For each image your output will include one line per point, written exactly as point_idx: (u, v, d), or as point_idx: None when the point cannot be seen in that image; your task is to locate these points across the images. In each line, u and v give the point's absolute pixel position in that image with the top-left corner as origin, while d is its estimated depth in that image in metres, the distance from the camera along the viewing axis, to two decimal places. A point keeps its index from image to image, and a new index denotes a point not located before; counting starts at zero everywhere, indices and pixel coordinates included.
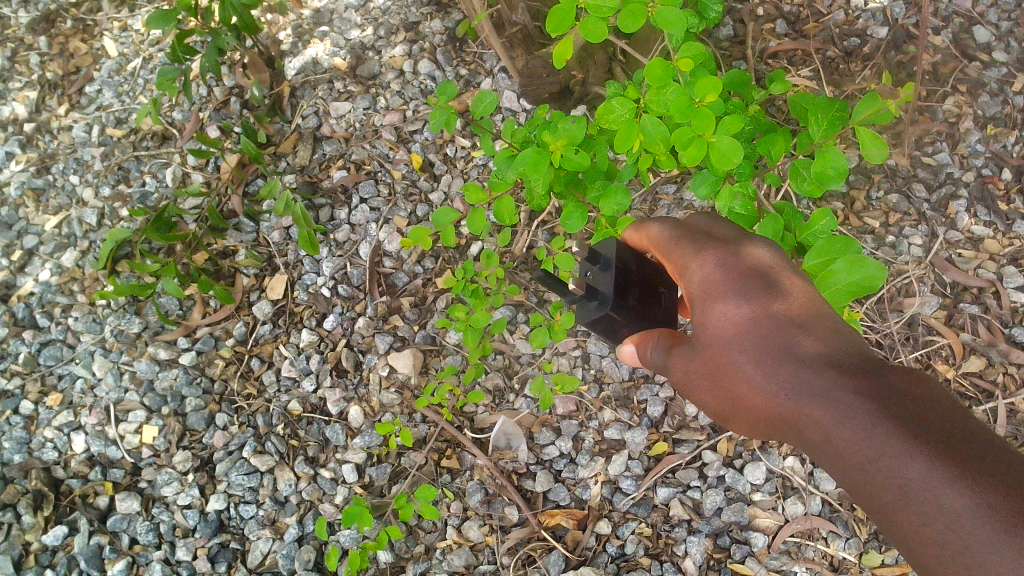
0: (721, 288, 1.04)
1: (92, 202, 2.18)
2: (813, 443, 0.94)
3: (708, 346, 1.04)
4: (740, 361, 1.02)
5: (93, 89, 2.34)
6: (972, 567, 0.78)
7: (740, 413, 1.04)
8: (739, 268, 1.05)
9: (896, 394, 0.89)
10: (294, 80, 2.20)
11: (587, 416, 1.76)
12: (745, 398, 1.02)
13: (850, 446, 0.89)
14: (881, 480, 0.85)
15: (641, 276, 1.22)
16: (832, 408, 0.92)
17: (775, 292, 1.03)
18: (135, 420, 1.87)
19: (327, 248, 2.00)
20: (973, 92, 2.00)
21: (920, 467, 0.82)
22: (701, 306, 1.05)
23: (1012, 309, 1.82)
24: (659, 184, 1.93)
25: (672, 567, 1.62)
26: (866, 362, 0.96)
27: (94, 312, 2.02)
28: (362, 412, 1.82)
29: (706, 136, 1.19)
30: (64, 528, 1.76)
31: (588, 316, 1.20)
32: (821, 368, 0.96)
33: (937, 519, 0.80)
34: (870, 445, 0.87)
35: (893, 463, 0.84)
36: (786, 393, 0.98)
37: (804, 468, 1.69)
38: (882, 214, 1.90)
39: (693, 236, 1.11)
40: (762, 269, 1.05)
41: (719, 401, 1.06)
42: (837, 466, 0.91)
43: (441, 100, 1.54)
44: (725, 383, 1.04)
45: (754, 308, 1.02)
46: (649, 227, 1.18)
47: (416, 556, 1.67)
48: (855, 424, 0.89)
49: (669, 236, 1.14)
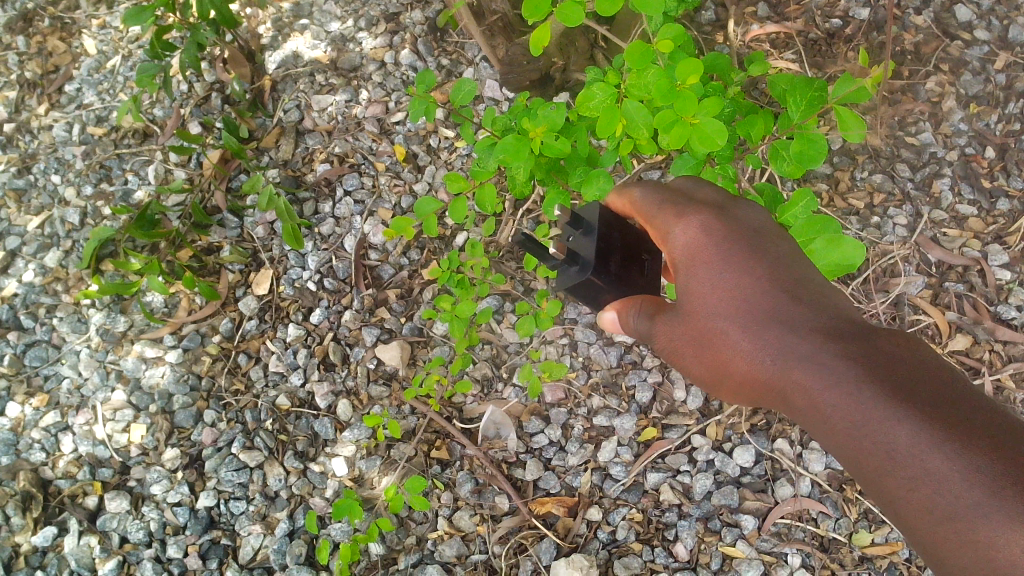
0: (706, 256, 1.05)
1: (74, 201, 2.16)
2: (798, 407, 0.95)
3: (694, 313, 1.05)
4: (727, 328, 1.02)
5: (73, 88, 2.32)
6: (961, 530, 0.79)
7: (726, 379, 1.05)
8: (725, 235, 1.06)
9: (884, 357, 0.90)
10: (274, 74, 2.19)
11: (576, 403, 1.76)
12: (732, 364, 1.03)
13: (836, 409, 0.90)
14: (867, 443, 0.86)
15: (623, 244, 1.22)
16: (819, 373, 0.92)
17: (762, 260, 1.04)
18: (122, 419, 1.86)
19: (312, 242, 1.99)
20: (956, 71, 2.00)
21: (906, 430, 0.83)
22: (685, 273, 1.06)
23: (997, 287, 1.83)
24: (644, 170, 1.94)
25: (663, 552, 1.62)
26: (854, 327, 0.96)
27: (79, 312, 2.01)
28: (351, 406, 1.81)
29: (689, 118, 1.18)
30: (54, 529, 1.76)
31: (568, 281, 1.21)
32: (807, 334, 0.97)
33: (925, 482, 0.81)
34: (856, 409, 0.88)
35: (879, 425, 0.85)
36: (772, 359, 0.99)
37: (792, 449, 1.69)
38: (867, 195, 1.90)
39: (677, 201, 1.11)
40: (747, 236, 1.06)
41: (705, 369, 1.06)
42: (822, 430, 0.92)
43: (419, 89, 1.52)
44: (711, 352, 1.04)
45: (739, 275, 1.03)
46: (630, 190, 1.17)
47: (407, 547, 1.67)
48: (841, 387, 0.90)
49: (652, 201, 1.13)
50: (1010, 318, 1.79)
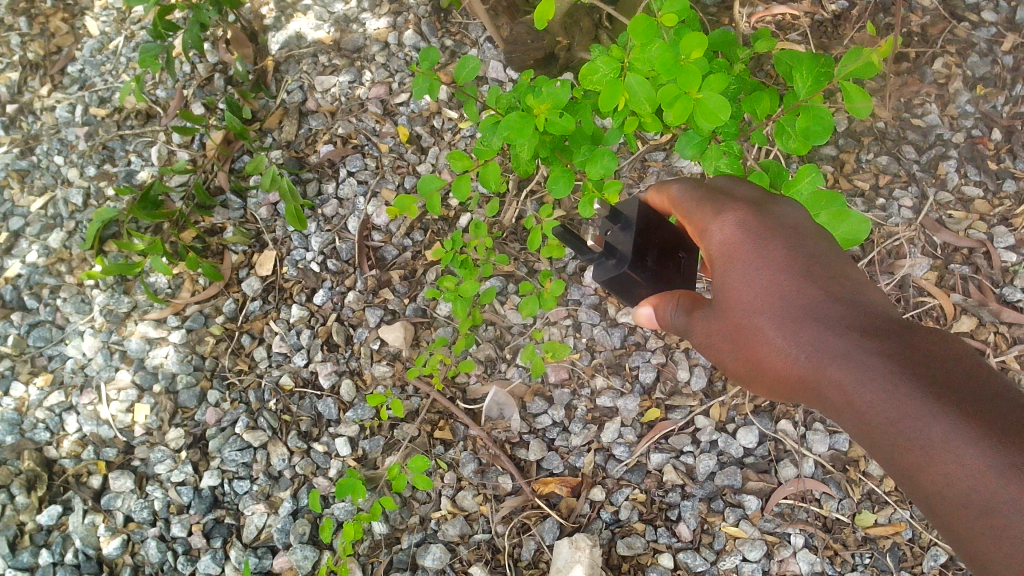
0: (743, 252, 1.05)
1: (77, 181, 2.16)
2: (832, 403, 0.95)
3: (728, 308, 1.05)
4: (761, 324, 1.02)
5: (76, 69, 2.31)
6: (998, 526, 0.80)
7: (758, 374, 1.05)
8: (761, 231, 1.06)
9: (921, 355, 0.90)
10: (277, 56, 2.17)
11: (579, 384, 1.76)
12: (765, 360, 1.02)
13: (872, 406, 0.90)
14: (904, 440, 0.87)
15: (660, 240, 1.25)
16: (855, 369, 0.93)
17: (797, 255, 1.04)
18: (126, 399, 1.86)
19: (315, 223, 1.99)
20: (962, 53, 1.98)
21: (946, 429, 0.84)
22: (721, 268, 1.07)
23: (1003, 269, 1.82)
24: (647, 152, 1.93)
25: (667, 532, 1.62)
26: (891, 324, 0.97)
27: (83, 293, 2.01)
28: (355, 386, 1.82)
29: (693, 93, 1.18)
30: (58, 507, 1.77)
31: (603, 274, 1.23)
32: (842, 330, 0.97)
33: (963, 478, 0.82)
34: (894, 407, 0.88)
35: (917, 423, 0.86)
36: (807, 356, 0.98)
37: (796, 431, 1.69)
38: (872, 176, 1.89)
39: (714, 197, 1.12)
40: (784, 232, 1.06)
41: (736, 363, 1.06)
42: (858, 427, 0.93)
43: (423, 66, 1.51)
44: (744, 346, 1.04)
45: (775, 272, 1.02)
46: (669, 186, 1.19)
47: (410, 527, 1.67)
48: (878, 384, 0.90)
49: (690, 199, 1.15)
50: (1015, 300, 1.78)
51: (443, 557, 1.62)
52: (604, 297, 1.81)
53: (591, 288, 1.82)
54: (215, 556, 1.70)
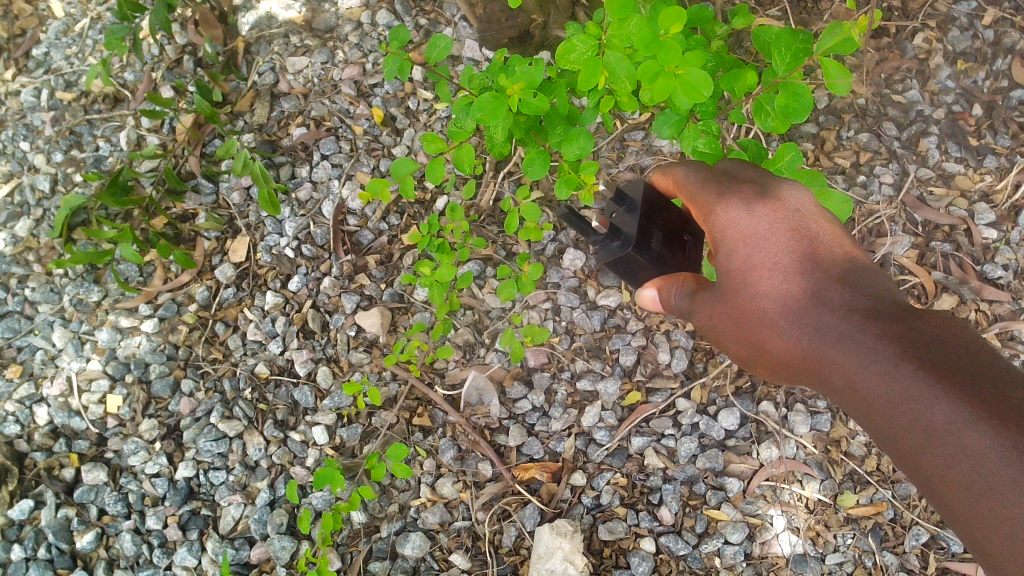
0: (744, 234, 1.05)
1: (43, 168, 2.10)
2: (835, 386, 0.96)
3: (731, 292, 1.07)
4: (764, 308, 1.04)
5: (40, 51, 2.24)
6: (997, 507, 0.80)
7: (765, 357, 1.07)
8: (764, 212, 1.05)
9: (922, 335, 0.90)
10: (248, 36, 2.12)
11: (559, 367, 1.73)
12: (770, 344, 1.04)
13: (872, 388, 0.91)
14: (908, 423, 0.87)
15: (667, 223, 1.29)
16: (857, 352, 0.93)
17: (800, 236, 1.04)
18: (97, 390, 1.82)
19: (289, 208, 1.95)
20: (944, 27, 1.95)
21: (947, 412, 0.84)
22: (723, 250, 1.07)
23: (984, 246, 1.80)
24: (626, 131, 1.90)
25: (648, 516, 1.62)
26: (893, 305, 0.97)
27: (52, 282, 1.96)
28: (331, 373, 1.78)
29: (672, 68, 1.14)
30: (30, 502, 1.74)
31: (609, 255, 1.26)
32: (844, 312, 0.97)
33: (967, 463, 0.82)
34: (894, 389, 0.89)
35: (918, 405, 0.86)
36: (810, 338, 1.00)
37: (777, 412, 1.68)
38: (853, 153, 1.87)
39: (717, 180, 1.11)
40: (786, 213, 1.05)
41: (742, 345, 1.09)
42: (861, 410, 0.94)
43: (393, 46, 1.48)
44: (749, 330, 1.06)
45: (776, 254, 1.04)
46: (673, 169, 1.19)
47: (390, 515, 1.65)
48: (879, 368, 0.91)
49: (695, 180, 1.14)
50: (995, 277, 1.77)
51: (423, 545, 1.61)
52: (583, 280, 1.79)
53: (571, 271, 1.79)
54: (191, 548, 1.68)
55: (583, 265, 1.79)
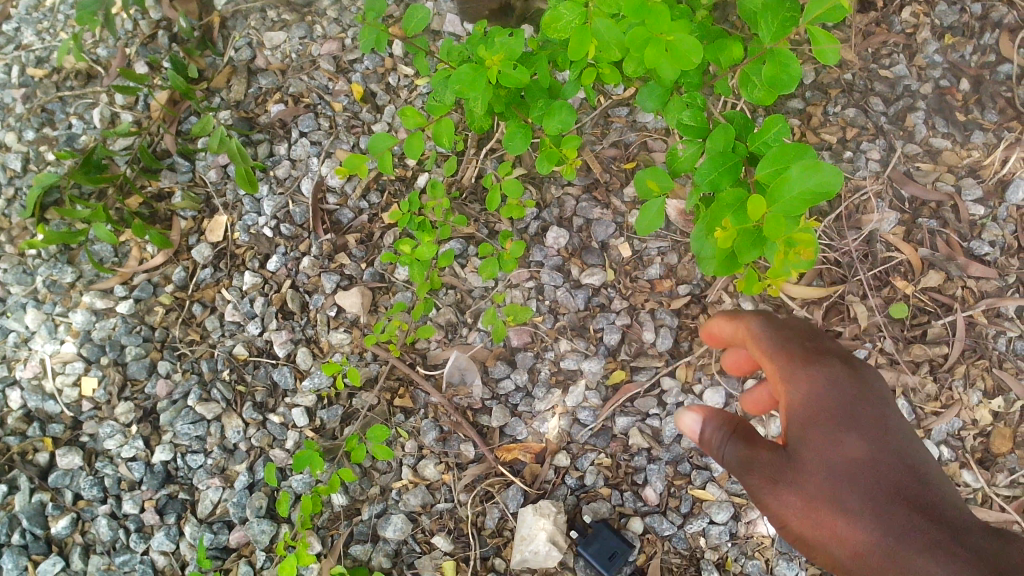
0: (824, 419, 1.08)
1: (14, 146, 2.05)
2: (875, 490, 1.04)
3: (793, 463, 1.07)
4: (817, 440, 1.07)
5: (10, 27, 2.18)
6: None
7: (787, 471, 1.07)
8: (850, 393, 1.11)
9: (949, 507, 1.05)
10: (224, 10, 2.06)
11: (543, 347, 1.71)
12: (808, 465, 1.06)
13: (925, 534, 1.01)
14: (953, 548, 1.00)
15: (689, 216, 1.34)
16: (888, 475, 1.05)
17: (869, 398, 1.12)
18: (72, 373, 1.78)
19: (267, 186, 1.91)
20: (931, 1, 1.93)
21: (985, 547, 1.01)
22: (798, 437, 1.08)
23: (971, 222, 1.78)
24: (610, 107, 1.87)
25: (633, 497, 1.60)
26: (913, 451, 1.09)
27: (25, 263, 1.91)
28: (311, 354, 1.76)
29: (662, 35, 1.10)
30: (3, 487, 1.69)
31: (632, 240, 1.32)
32: (890, 465, 1.06)
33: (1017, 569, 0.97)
34: (943, 536, 1.01)
35: (955, 535, 1.01)
36: (861, 462, 1.05)
37: (763, 390, 1.65)
38: (839, 129, 1.84)
39: (802, 351, 1.15)
40: (862, 382, 1.13)
41: (768, 448, 1.08)
42: (897, 528, 1.02)
43: (369, 17, 1.43)
44: (809, 535, 1.05)
45: (844, 410, 1.09)
46: (748, 321, 1.25)
47: (371, 498, 1.63)
48: (916, 520, 1.02)
49: (771, 340, 1.18)
50: (982, 254, 1.75)
51: (405, 527, 1.59)
52: (567, 258, 1.76)
53: (555, 249, 1.76)
54: (168, 532, 1.65)
55: (567, 244, 1.77)
